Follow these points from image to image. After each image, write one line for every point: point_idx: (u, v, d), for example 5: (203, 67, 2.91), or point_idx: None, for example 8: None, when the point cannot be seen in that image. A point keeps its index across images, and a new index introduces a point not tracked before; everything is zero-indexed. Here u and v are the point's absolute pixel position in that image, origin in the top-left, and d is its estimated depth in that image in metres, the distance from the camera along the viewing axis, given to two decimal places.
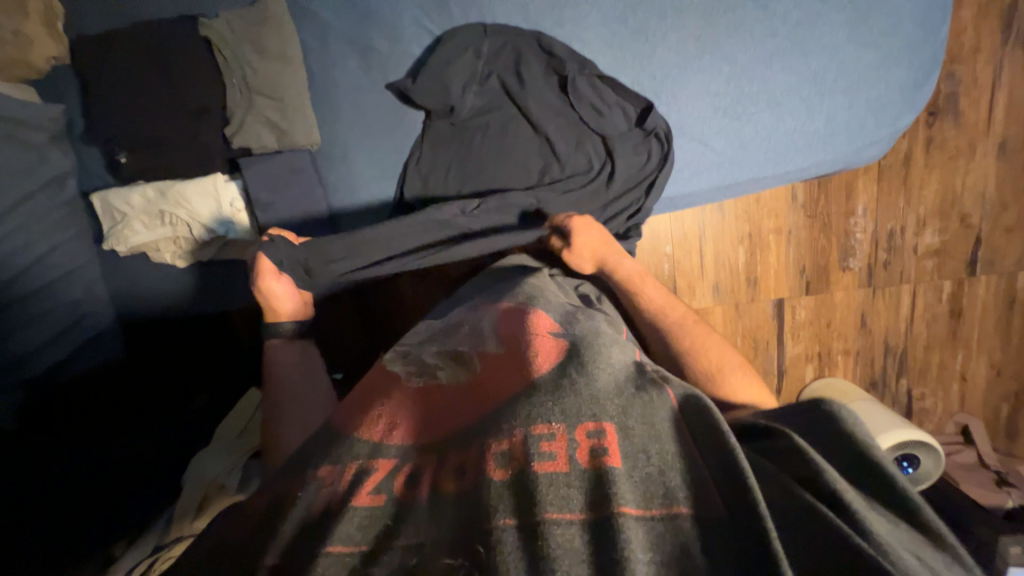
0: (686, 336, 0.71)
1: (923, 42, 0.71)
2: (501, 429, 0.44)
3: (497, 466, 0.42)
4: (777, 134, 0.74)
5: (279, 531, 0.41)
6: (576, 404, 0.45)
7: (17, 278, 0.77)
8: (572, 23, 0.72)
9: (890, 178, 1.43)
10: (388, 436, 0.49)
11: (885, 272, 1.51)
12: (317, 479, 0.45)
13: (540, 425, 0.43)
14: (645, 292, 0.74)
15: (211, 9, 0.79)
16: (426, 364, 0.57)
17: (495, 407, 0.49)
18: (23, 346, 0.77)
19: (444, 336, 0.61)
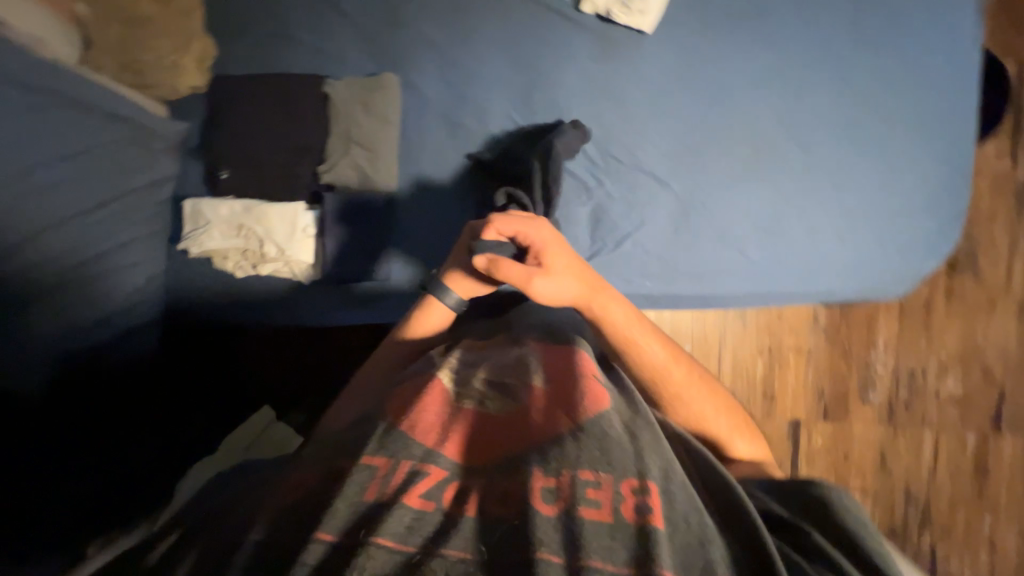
0: (686, 405, 0.70)
1: (946, 201, 0.79)
2: (549, 463, 0.49)
3: (545, 501, 0.47)
4: (811, 257, 0.80)
5: (333, 511, 0.46)
6: (621, 458, 0.49)
7: (99, 259, 0.83)
8: (636, 133, 0.83)
9: (912, 319, 1.46)
10: (437, 444, 0.52)
11: (906, 412, 1.49)
12: (367, 470, 0.49)
13: (587, 471, 0.48)
14: (643, 355, 0.70)
15: (334, 72, 0.93)
16: (474, 384, 0.59)
17: (539, 442, 0.51)
18: (84, 320, 0.80)
19: (493, 359, 0.63)
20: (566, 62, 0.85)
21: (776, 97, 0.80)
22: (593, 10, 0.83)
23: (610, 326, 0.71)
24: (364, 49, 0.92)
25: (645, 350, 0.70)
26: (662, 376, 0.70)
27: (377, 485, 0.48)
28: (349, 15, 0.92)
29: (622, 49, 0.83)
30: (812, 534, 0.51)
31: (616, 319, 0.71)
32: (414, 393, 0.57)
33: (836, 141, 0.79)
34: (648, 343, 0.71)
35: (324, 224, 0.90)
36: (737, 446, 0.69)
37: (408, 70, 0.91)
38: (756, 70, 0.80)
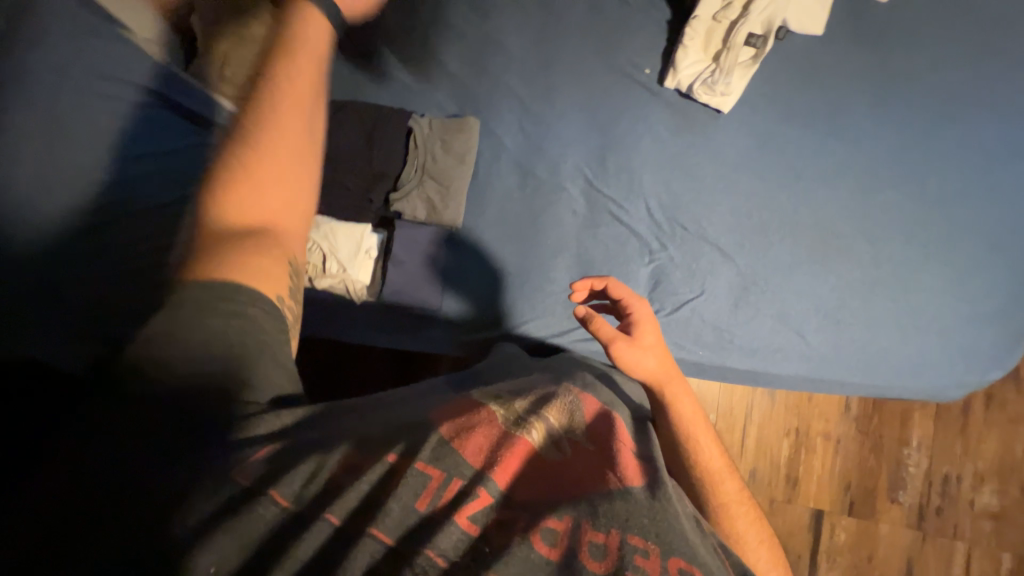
0: (732, 525, 0.65)
1: (1013, 314, 0.79)
2: (598, 517, 0.46)
3: (593, 559, 0.43)
4: (871, 349, 0.79)
5: (388, 509, 0.43)
6: (669, 530, 0.46)
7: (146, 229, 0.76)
8: (704, 205, 0.86)
9: (948, 421, 1.42)
10: (487, 466, 0.48)
11: (937, 520, 1.41)
12: (422, 476, 0.45)
13: (636, 536, 0.45)
14: (700, 450, 0.69)
15: (418, 108, 0.98)
16: (521, 416, 0.55)
17: (586, 495, 0.48)
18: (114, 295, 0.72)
19: (537, 396, 0.60)
20: (643, 129, 0.89)
21: (846, 189, 0.82)
22: (676, 85, 0.86)
23: (675, 410, 0.71)
24: (450, 91, 0.98)
25: (701, 448, 0.69)
26: (709, 475, 0.68)
27: (429, 492, 0.45)
28: (440, 58, 0.98)
29: (699, 124, 0.87)
30: None
31: (682, 410, 0.71)
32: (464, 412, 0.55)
33: (904, 239, 0.80)
34: (705, 442, 0.70)
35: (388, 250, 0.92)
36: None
37: (489, 116, 0.96)
38: (828, 162, 0.83)
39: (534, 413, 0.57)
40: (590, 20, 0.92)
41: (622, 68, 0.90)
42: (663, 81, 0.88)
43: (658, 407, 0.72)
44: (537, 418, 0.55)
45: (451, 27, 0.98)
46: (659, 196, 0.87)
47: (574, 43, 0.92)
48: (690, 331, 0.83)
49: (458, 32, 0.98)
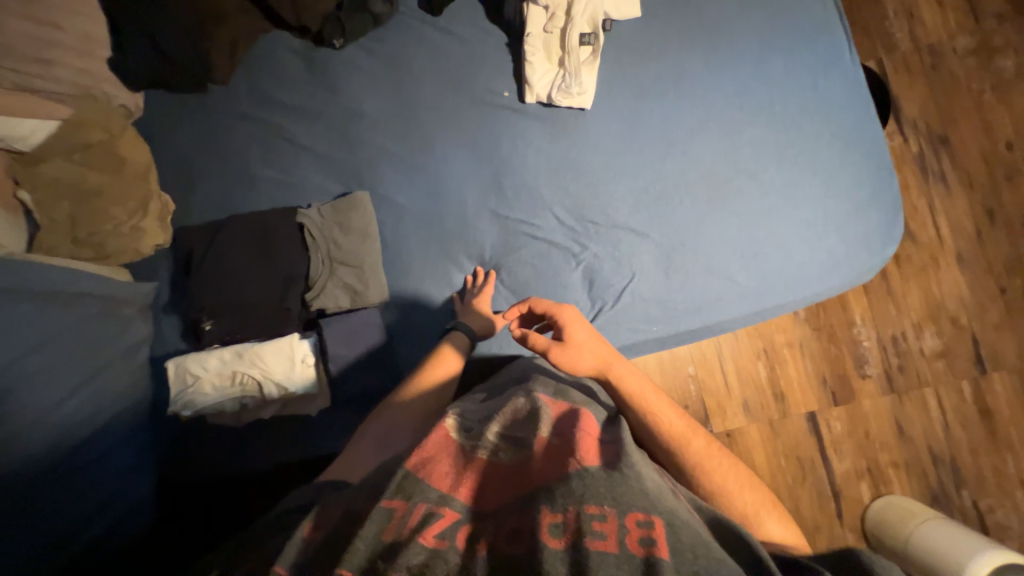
0: (709, 470, 0.68)
1: (889, 191, 0.85)
2: (555, 499, 0.48)
3: (552, 536, 0.44)
4: (790, 268, 0.86)
5: (354, 549, 0.45)
6: (626, 492, 0.48)
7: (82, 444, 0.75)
8: (603, 195, 0.90)
9: (875, 291, 1.58)
10: (450, 487, 0.52)
11: (903, 377, 1.56)
12: (386, 510, 0.49)
13: (592, 505, 0.46)
14: (660, 415, 0.73)
15: (305, 200, 0.95)
16: (489, 443, 0.60)
17: (545, 485, 0.50)
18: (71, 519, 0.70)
19: (505, 420, 0.64)
20: (522, 146, 0.92)
21: (714, 139, 0.88)
22: (536, 99, 0.90)
23: (625, 390, 0.75)
24: (329, 173, 0.96)
25: (661, 416, 0.73)
26: (677, 435, 0.71)
27: (398, 525, 0.47)
28: (306, 146, 0.96)
29: (571, 125, 0.90)
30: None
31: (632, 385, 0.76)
32: (435, 442, 0.58)
33: (777, 164, 0.86)
34: (663, 407, 0.74)
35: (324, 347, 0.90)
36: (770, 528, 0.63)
37: (377, 183, 0.95)
38: (690, 120, 0.89)
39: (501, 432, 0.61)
40: (435, 64, 0.94)
41: (482, 97, 0.93)
42: (524, 97, 0.91)
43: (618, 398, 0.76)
44: (501, 439, 0.60)
45: (305, 111, 0.96)
46: (563, 205, 0.90)
47: (429, 90, 0.94)
48: (640, 312, 0.87)
49: (315, 114, 0.96)
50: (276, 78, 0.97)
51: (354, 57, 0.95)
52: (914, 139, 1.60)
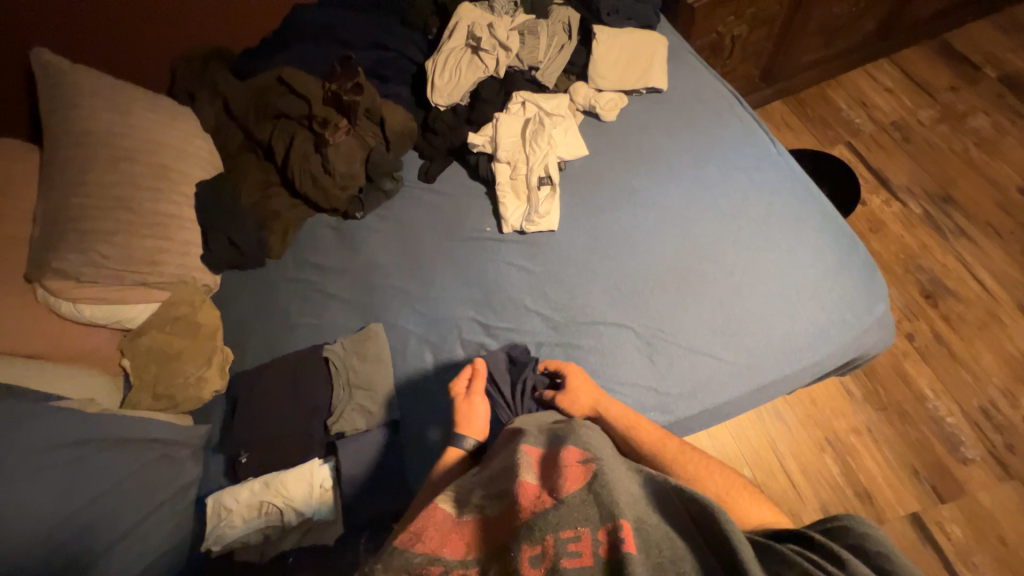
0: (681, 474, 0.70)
1: (852, 256, 0.90)
2: (534, 533, 0.49)
3: (532, 567, 0.47)
4: (777, 340, 0.86)
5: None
6: (599, 510, 0.48)
7: None
8: (580, 297, 0.99)
9: (936, 357, 1.43)
10: (438, 550, 0.54)
11: (1016, 457, 1.29)
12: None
13: (567, 530, 0.48)
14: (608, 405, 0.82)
15: (331, 340, 1.12)
16: (471, 502, 0.59)
17: (521, 527, 0.51)
18: None
19: (489, 478, 0.62)
20: (504, 267, 1.07)
21: (671, 235, 0.99)
22: (512, 229, 1.09)
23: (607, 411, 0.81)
24: (351, 312, 1.14)
25: (637, 425, 0.78)
26: (630, 429, 0.77)
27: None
28: (334, 294, 1.17)
29: (543, 242, 1.06)
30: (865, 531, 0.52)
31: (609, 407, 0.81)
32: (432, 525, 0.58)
33: (735, 247, 0.94)
34: (635, 420, 0.78)
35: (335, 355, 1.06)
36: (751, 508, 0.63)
37: (389, 316, 1.11)
38: (647, 224, 1.01)
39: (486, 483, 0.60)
40: (432, 214, 1.18)
41: (470, 235, 1.13)
42: (502, 229, 1.11)
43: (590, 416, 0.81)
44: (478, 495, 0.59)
45: (336, 269, 1.20)
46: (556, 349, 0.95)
47: (429, 236, 1.16)
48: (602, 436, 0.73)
49: (342, 271, 1.19)
50: (315, 248, 1.25)
51: (371, 223, 1.22)
52: (914, 202, 1.62)
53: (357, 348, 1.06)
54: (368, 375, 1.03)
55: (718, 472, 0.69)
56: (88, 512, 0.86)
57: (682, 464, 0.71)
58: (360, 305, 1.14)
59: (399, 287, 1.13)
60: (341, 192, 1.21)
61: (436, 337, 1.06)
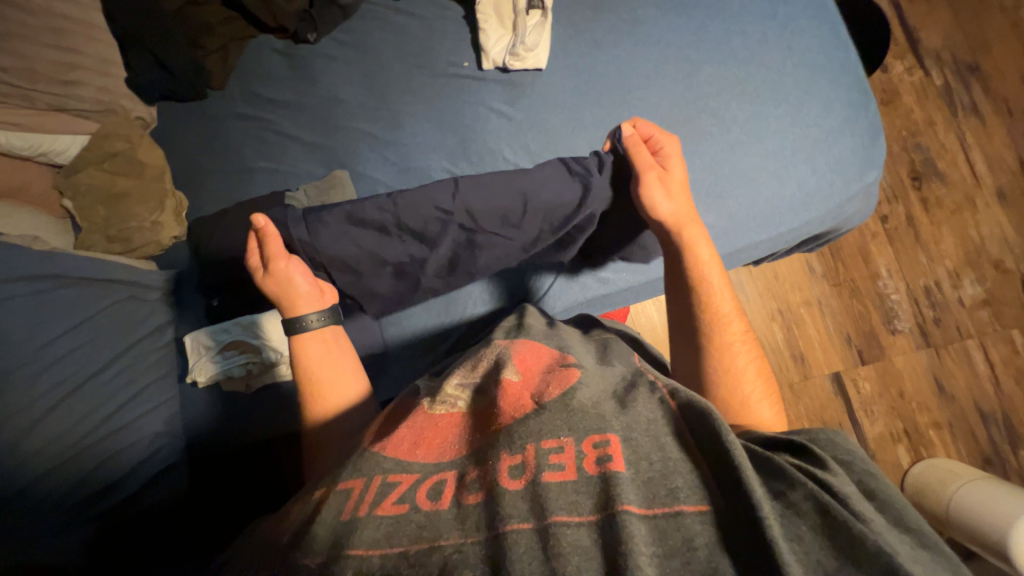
0: (723, 358, 0.64)
1: (858, 116, 0.84)
2: (514, 441, 0.43)
3: (512, 478, 0.41)
4: (760, 203, 0.84)
5: (312, 536, 0.40)
6: (583, 419, 0.44)
7: (84, 383, 0.84)
8: (565, 149, 0.92)
9: (901, 239, 1.47)
10: (409, 452, 0.46)
11: (940, 329, 1.44)
12: (343, 491, 0.43)
13: (549, 439, 0.43)
14: (695, 246, 0.70)
15: (292, 186, 1.03)
16: (447, 393, 0.53)
17: (501, 431, 0.45)
18: (123, 464, 0.84)
19: (467, 367, 0.56)
20: (484, 112, 0.96)
21: (671, 82, 0.89)
22: (493, 64, 0.95)
23: (689, 253, 0.70)
24: (312, 156, 1.03)
25: (715, 291, 0.68)
26: (705, 291, 0.69)
27: (354, 503, 0.42)
28: (292, 136, 1.05)
29: (528, 84, 0.95)
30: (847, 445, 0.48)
31: (699, 254, 0.70)
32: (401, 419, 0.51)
33: (738, 99, 0.86)
34: (715, 287, 0.69)
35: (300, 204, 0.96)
36: (760, 414, 0.61)
37: (355, 162, 1.01)
38: (646, 67, 0.90)
39: (462, 380, 0.55)
40: (403, 42, 1.02)
41: (446, 71, 0.99)
42: (481, 64, 0.97)
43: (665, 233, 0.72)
44: (461, 387, 0.54)
45: (292, 106, 1.06)
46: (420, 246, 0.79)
47: (398, 70, 1.01)
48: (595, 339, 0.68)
49: (300, 107, 1.05)
50: (265, 79, 1.08)
51: (330, 51, 1.05)
52: (938, 71, 1.48)
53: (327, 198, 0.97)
54: None
55: (755, 373, 0.64)
56: (65, 343, 0.83)
57: (729, 354, 0.65)
58: (322, 149, 1.03)
59: (366, 130, 1.01)
60: (286, 5, 0.99)
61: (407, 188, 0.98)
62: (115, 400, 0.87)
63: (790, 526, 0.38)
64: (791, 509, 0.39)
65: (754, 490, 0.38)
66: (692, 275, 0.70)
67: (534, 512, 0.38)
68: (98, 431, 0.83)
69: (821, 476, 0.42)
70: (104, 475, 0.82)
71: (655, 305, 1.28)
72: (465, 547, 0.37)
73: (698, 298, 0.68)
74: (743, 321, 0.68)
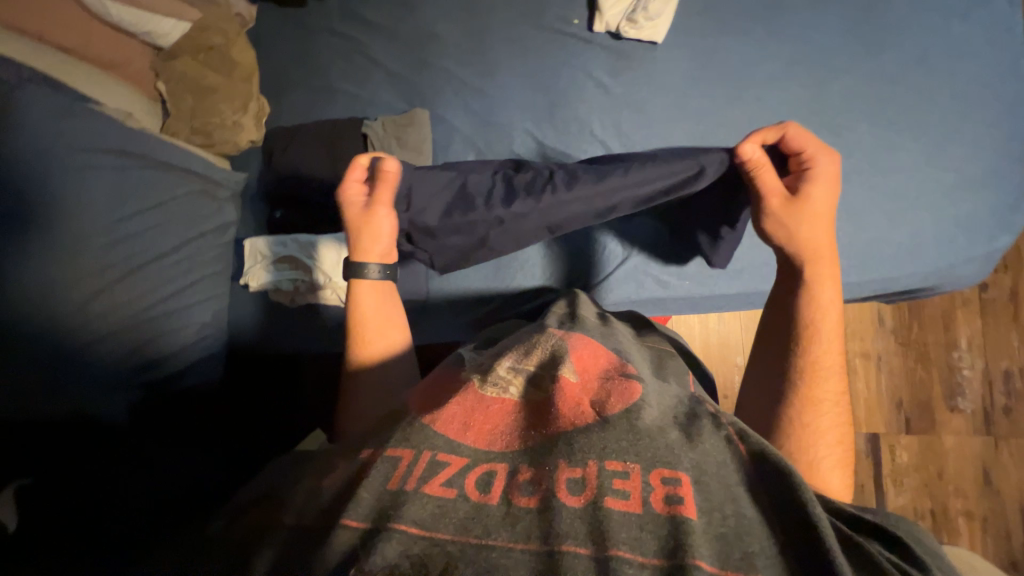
0: (809, 412, 0.59)
1: (1009, 171, 0.73)
2: (574, 453, 0.44)
3: (570, 494, 0.41)
4: (862, 244, 0.76)
5: (359, 498, 0.42)
6: (651, 446, 0.44)
7: (150, 263, 0.89)
8: (659, 137, 0.86)
9: (996, 314, 1.32)
10: (459, 434, 0.48)
11: (1006, 420, 1.31)
12: (390, 460, 0.45)
13: (614, 462, 0.43)
14: (821, 293, 0.65)
15: (371, 115, 1.02)
16: (498, 374, 0.54)
17: (559, 435, 0.46)
18: (172, 344, 0.91)
19: (518, 351, 0.57)
20: (582, 79, 0.90)
21: (798, 87, 0.79)
22: (605, 28, 0.88)
23: (808, 291, 0.64)
24: (396, 89, 1.01)
25: (823, 340, 0.63)
26: (811, 338, 0.63)
27: (403, 474, 0.44)
28: (381, 63, 1.02)
29: (636, 58, 0.88)
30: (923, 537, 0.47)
31: (819, 295, 0.64)
32: (450, 394, 0.53)
33: (871, 122, 0.76)
34: (825, 336, 0.63)
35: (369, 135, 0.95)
36: (828, 481, 0.56)
37: (437, 104, 0.98)
38: (774, 65, 0.81)
39: (515, 364, 0.55)
40: None
41: (552, 26, 0.93)
42: (592, 25, 0.90)
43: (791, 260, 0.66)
44: (515, 373, 0.54)
45: (387, 32, 1.02)
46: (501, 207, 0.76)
47: (503, 15, 0.96)
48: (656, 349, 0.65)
49: (394, 34, 1.02)
50: None
51: None
52: None
53: (398, 135, 0.95)
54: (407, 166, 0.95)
55: (837, 438, 0.58)
56: (140, 222, 0.87)
57: (814, 410, 0.59)
58: (407, 83, 1.00)
59: (456, 74, 0.97)
60: None
61: (484, 143, 0.95)
62: (174, 284, 0.93)
63: None
64: None
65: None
66: (804, 316, 0.64)
67: (597, 538, 0.38)
68: (156, 308, 0.89)
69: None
70: (154, 349, 0.88)
71: (700, 320, 1.22)
72: (513, 552, 0.38)
73: (799, 343, 0.63)
74: (842, 381, 0.62)
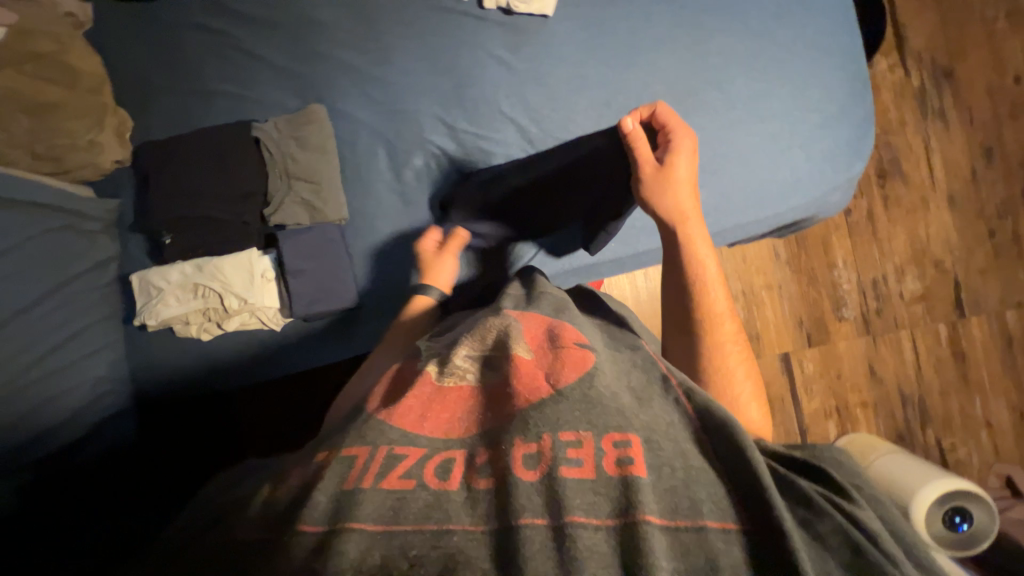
0: (717, 356, 0.66)
1: (855, 106, 0.85)
2: (528, 429, 0.44)
3: (527, 468, 0.41)
4: (752, 185, 0.85)
5: (314, 501, 0.40)
6: (604, 413, 0.45)
7: (12, 319, 0.74)
8: (565, 109, 0.88)
9: (860, 233, 1.56)
10: (416, 424, 0.47)
11: (880, 319, 1.56)
12: (347, 459, 0.43)
13: (567, 432, 0.43)
14: (693, 244, 0.72)
15: (260, 118, 0.93)
16: (454, 362, 0.54)
17: (515, 415, 0.46)
18: (57, 412, 0.76)
19: (474, 335, 0.57)
20: (483, 58, 0.90)
21: (682, 48, 0.86)
22: (496, 5, 0.88)
23: (685, 250, 0.72)
24: (285, 86, 0.93)
25: (709, 290, 0.70)
26: (698, 288, 0.70)
27: (358, 473, 0.42)
28: (261, 59, 0.93)
29: (532, 33, 0.89)
30: (855, 464, 0.49)
31: (695, 250, 0.72)
32: (405, 383, 0.52)
33: (745, 76, 0.84)
34: (711, 285, 0.70)
35: (264, 142, 0.88)
36: (747, 415, 0.62)
37: (335, 97, 0.92)
38: (657, 29, 0.86)
39: (471, 351, 0.55)
40: None
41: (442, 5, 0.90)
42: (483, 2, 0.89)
43: (664, 222, 0.74)
44: (471, 359, 0.54)
45: (262, 23, 0.93)
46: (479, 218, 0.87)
47: None
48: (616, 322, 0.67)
49: (271, 25, 0.93)
50: None
51: None
52: (916, 74, 1.54)
53: (298, 141, 0.88)
54: (315, 168, 0.88)
55: (748, 372, 0.65)
56: None
57: (721, 353, 0.66)
58: (296, 78, 0.92)
59: (349, 63, 0.91)
60: None
61: (394, 133, 0.91)
62: (50, 340, 0.78)
63: (817, 559, 0.39)
64: (818, 541, 0.40)
65: (784, 517, 0.38)
66: (689, 275, 0.71)
67: (556, 513, 0.38)
68: (33, 370, 0.75)
69: (844, 506, 0.42)
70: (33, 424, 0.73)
71: (628, 279, 1.30)
72: (477, 535, 0.38)
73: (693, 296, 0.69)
74: (735, 321, 0.69)
